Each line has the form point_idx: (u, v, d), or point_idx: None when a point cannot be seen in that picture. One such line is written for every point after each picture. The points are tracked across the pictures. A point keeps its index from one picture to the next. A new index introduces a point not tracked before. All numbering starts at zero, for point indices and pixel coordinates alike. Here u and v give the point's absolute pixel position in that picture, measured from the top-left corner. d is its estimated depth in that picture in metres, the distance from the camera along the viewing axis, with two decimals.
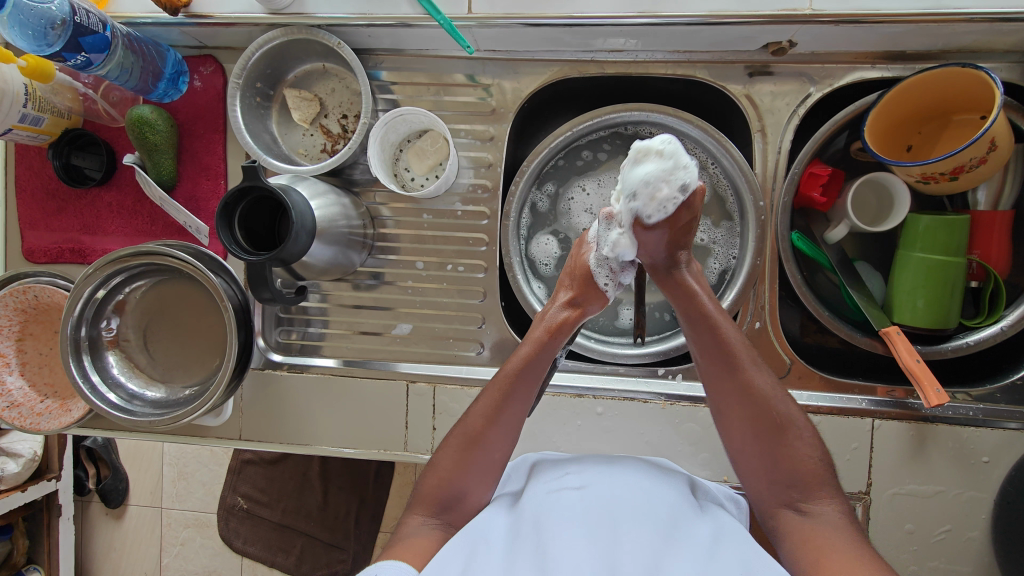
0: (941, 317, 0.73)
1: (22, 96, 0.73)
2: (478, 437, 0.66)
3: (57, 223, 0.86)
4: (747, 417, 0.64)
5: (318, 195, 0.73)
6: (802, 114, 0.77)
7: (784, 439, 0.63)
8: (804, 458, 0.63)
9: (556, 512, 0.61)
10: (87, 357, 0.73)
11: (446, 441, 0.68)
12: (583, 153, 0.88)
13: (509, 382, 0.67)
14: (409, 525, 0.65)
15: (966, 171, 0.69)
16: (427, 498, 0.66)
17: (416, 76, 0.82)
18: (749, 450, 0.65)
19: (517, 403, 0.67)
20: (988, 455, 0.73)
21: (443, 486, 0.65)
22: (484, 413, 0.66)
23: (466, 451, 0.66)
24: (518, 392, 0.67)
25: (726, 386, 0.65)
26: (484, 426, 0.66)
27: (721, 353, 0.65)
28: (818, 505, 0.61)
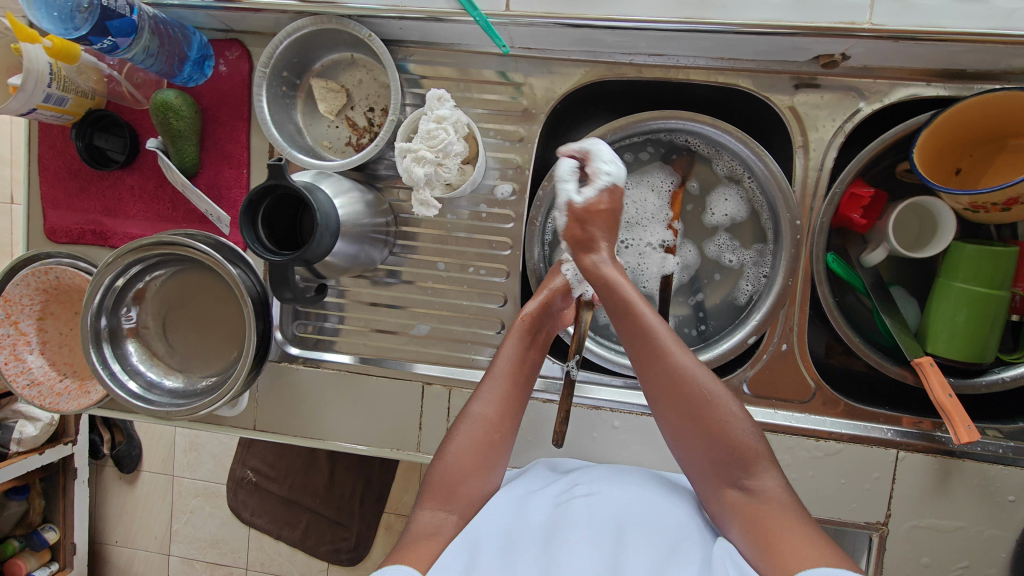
0: (978, 351, 0.70)
1: (48, 76, 0.71)
2: (494, 423, 0.66)
3: (79, 203, 0.86)
4: (679, 407, 0.59)
5: (341, 193, 0.71)
6: (848, 130, 0.74)
7: (709, 420, 0.58)
8: (735, 437, 0.58)
9: (563, 524, 0.61)
10: (107, 346, 0.73)
11: (452, 434, 0.66)
12: (623, 156, 0.84)
13: (511, 371, 0.69)
14: (419, 520, 0.63)
15: (1020, 203, 0.66)
16: (434, 487, 0.64)
17: (446, 70, 0.79)
18: (672, 424, 0.60)
19: (524, 388, 0.70)
20: (1015, 494, 0.71)
21: (454, 473, 0.64)
22: (492, 400, 0.67)
23: (485, 444, 0.66)
24: (521, 379, 0.69)
25: (647, 372, 0.59)
26: (494, 413, 0.67)
27: (639, 338, 0.59)
28: (756, 481, 0.58)
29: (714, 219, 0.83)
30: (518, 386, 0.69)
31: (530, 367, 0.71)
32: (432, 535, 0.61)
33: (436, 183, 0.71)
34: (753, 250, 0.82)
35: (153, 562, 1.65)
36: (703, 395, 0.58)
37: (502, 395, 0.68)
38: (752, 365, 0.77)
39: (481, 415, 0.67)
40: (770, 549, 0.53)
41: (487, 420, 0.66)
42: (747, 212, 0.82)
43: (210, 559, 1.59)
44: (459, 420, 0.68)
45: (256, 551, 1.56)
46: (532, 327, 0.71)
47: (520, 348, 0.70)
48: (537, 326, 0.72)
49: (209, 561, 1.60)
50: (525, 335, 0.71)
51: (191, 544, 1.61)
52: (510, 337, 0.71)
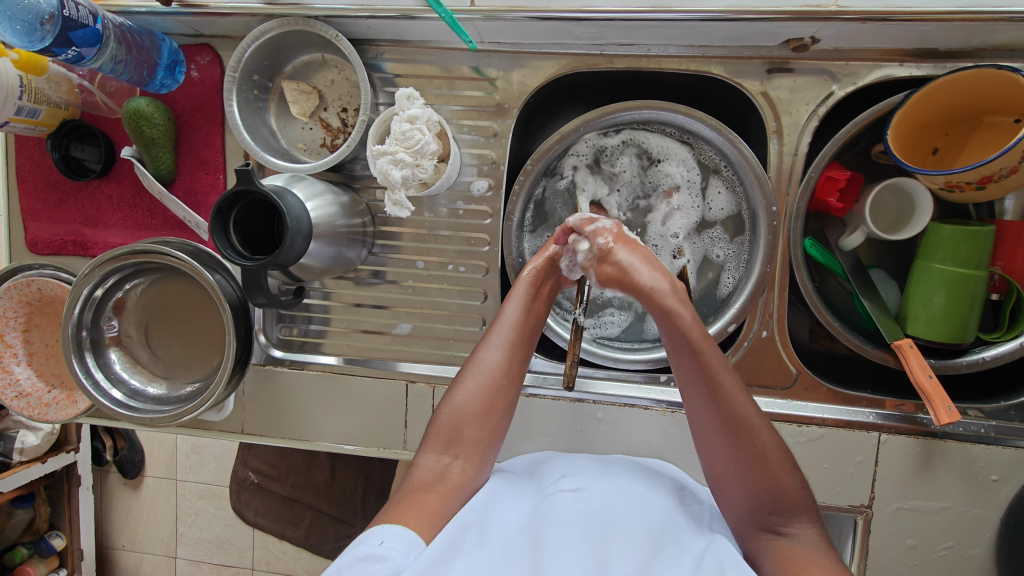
0: (958, 331, 0.70)
1: (18, 88, 0.72)
2: (503, 371, 0.66)
3: (59, 215, 0.86)
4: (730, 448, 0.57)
5: (314, 196, 0.71)
6: (823, 113, 0.73)
7: (764, 465, 0.56)
8: (786, 482, 0.57)
9: (551, 515, 0.60)
10: (89, 356, 0.73)
11: (457, 381, 0.66)
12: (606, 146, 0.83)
13: (517, 328, 0.68)
14: (422, 465, 0.63)
15: (994, 180, 0.65)
16: (438, 432, 0.64)
17: (419, 68, 0.79)
18: (718, 462, 0.59)
19: (531, 340, 0.69)
20: (998, 474, 0.71)
21: (458, 417, 0.64)
22: (500, 352, 0.67)
23: (493, 392, 0.66)
24: (526, 334, 0.69)
25: (706, 414, 0.58)
26: (501, 361, 0.67)
27: (704, 377, 0.56)
28: (796, 531, 0.56)
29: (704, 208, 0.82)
30: (526, 336, 0.69)
31: (535, 321, 0.70)
32: (433, 483, 0.61)
33: (412, 183, 0.71)
34: (735, 240, 0.81)
35: (160, 565, 1.67)
36: (759, 440, 0.56)
37: (510, 342, 0.67)
38: (733, 353, 0.77)
39: (491, 363, 0.67)
40: None
41: (497, 367, 0.67)
42: (732, 201, 0.80)
43: (216, 560, 1.61)
44: (468, 367, 0.68)
45: (260, 551, 1.58)
46: (539, 281, 0.70)
47: (526, 300, 0.69)
48: (544, 278, 0.71)
49: (215, 562, 1.61)
50: (530, 288, 0.70)
51: (197, 546, 1.63)
52: (513, 291, 0.70)
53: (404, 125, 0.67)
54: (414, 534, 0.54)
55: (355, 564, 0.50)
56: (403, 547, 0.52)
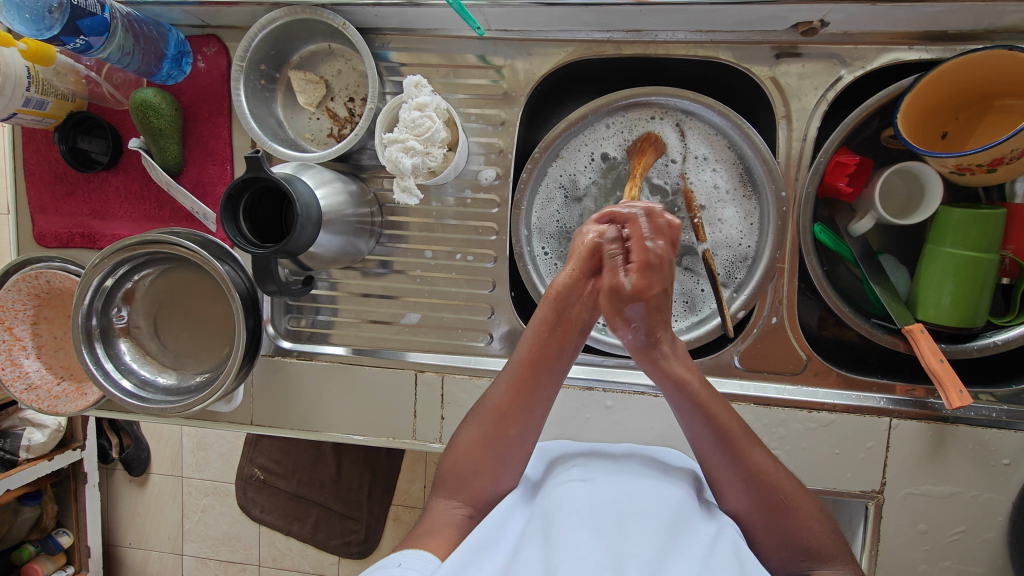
0: (968, 315, 0.70)
1: (26, 80, 0.72)
2: (503, 410, 0.63)
3: (67, 207, 0.86)
4: (755, 498, 0.60)
5: (323, 184, 0.71)
6: (832, 98, 0.73)
7: (793, 511, 0.60)
8: (814, 531, 0.60)
9: (564, 510, 0.58)
10: (99, 345, 0.74)
11: (469, 419, 0.67)
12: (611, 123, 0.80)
13: (528, 367, 0.63)
14: (435, 510, 0.64)
15: (1005, 163, 0.65)
16: (449, 477, 0.65)
17: (425, 56, 0.79)
18: (757, 528, 0.61)
19: (538, 381, 0.63)
20: (1010, 458, 0.71)
21: (462, 466, 0.65)
22: (502, 394, 0.64)
23: (489, 435, 0.63)
24: (536, 378, 0.63)
25: (723, 468, 0.61)
26: (505, 399, 0.64)
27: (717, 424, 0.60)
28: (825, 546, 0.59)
29: (716, 228, 0.79)
30: (536, 373, 0.63)
31: (550, 352, 0.63)
32: (447, 524, 0.61)
33: (421, 171, 0.70)
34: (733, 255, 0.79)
35: (167, 562, 1.67)
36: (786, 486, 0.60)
37: (514, 382, 0.64)
38: (743, 340, 0.77)
39: (491, 404, 0.65)
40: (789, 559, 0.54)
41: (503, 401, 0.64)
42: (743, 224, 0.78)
43: (222, 556, 1.61)
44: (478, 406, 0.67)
45: (266, 547, 1.58)
46: (557, 308, 0.62)
47: (540, 331, 0.63)
48: (565, 305, 0.62)
49: (222, 559, 1.61)
50: (547, 319, 0.63)
51: (204, 542, 1.63)
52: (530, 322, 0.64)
53: (415, 111, 0.67)
54: (428, 554, 0.57)
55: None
56: (419, 566, 0.54)
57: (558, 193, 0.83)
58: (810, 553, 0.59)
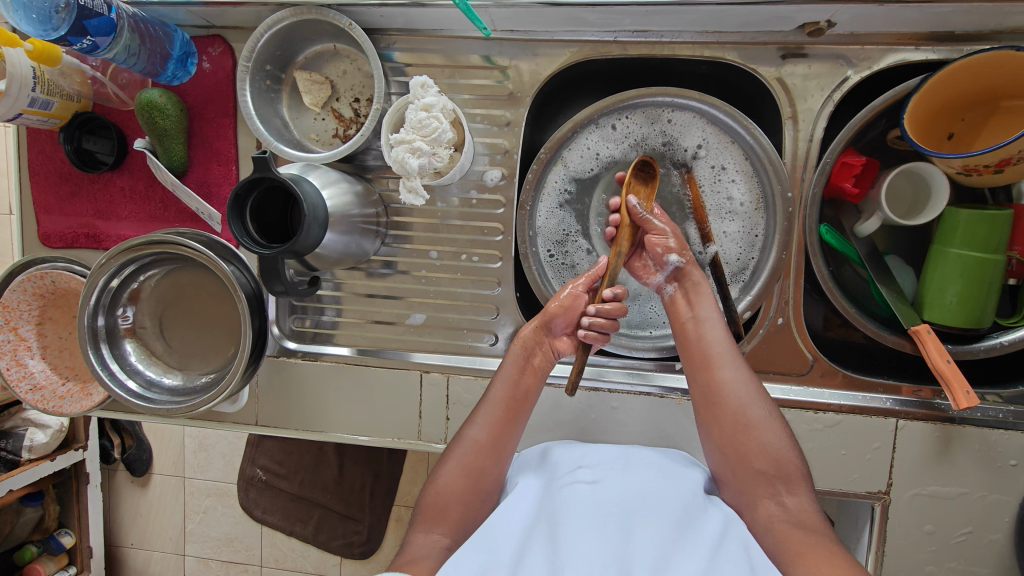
0: (975, 316, 0.70)
1: (31, 80, 0.71)
2: (483, 445, 0.67)
3: (72, 208, 0.86)
4: (727, 419, 0.65)
5: (329, 184, 0.71)
6: (838, 99, 0.73)
7: (756, 433, 0.64)
8: (777, 452, 0.63)
9: (573, 513, 0.58)
10: (105, 346, 0.73)
11: (446, 456, 0.68)
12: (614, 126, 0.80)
13: (506, 404, 0.69)
14: (414, 543, 0.63)
15: (1012, 163, 0.65)
16: (426, 510, 0.65)
17: (430, 57, 0.79)
18: (731, 459, 0.65)
19: (518, 417, 0.69)
20: (1016, 458, 0.71)
21: (444, 496, 0.65)
22: (483, 430, 0.68)
23: (475, 468, 0.66)
24: (513, 416, 0.69)
25: (702, 386, 0.67)
26: (486, 436, 0.68)
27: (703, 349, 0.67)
28: (793, 498, 0.62)
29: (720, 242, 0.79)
30: (512, 410, 0.69)
31: (524, 394, 0.69)
32: (426, 555, 0.61)
33: (426, 171, 0.70)
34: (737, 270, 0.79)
35: (169, 562, 1.67)
36: (755, 412, 0.65)
37: (496, 417, 0.68)
38: (748, 340, 0.77)
39: (473, 439, 0.68)
40: (798, 557, 0.56)
41: (481, 444, 0.67)
42: (750, 234, 0.78)
43: (224, 557, 1.61)
44: (453, 445, 0.69)
45: (268, 548, 1.58)
46: (527, 354, 0.71)
47: (512, 375, 0.70)
48: (531, 353, 0.71)
49: (224, 559, 1.61)
50: (521, 361, 0.71)
51: (206, 543, 1.63)
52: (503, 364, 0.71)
53: (420, 111, 0.67)
54: None
55: None
56: None
57: (562, 191, 0.82)
58: (773, 471, 0.63)
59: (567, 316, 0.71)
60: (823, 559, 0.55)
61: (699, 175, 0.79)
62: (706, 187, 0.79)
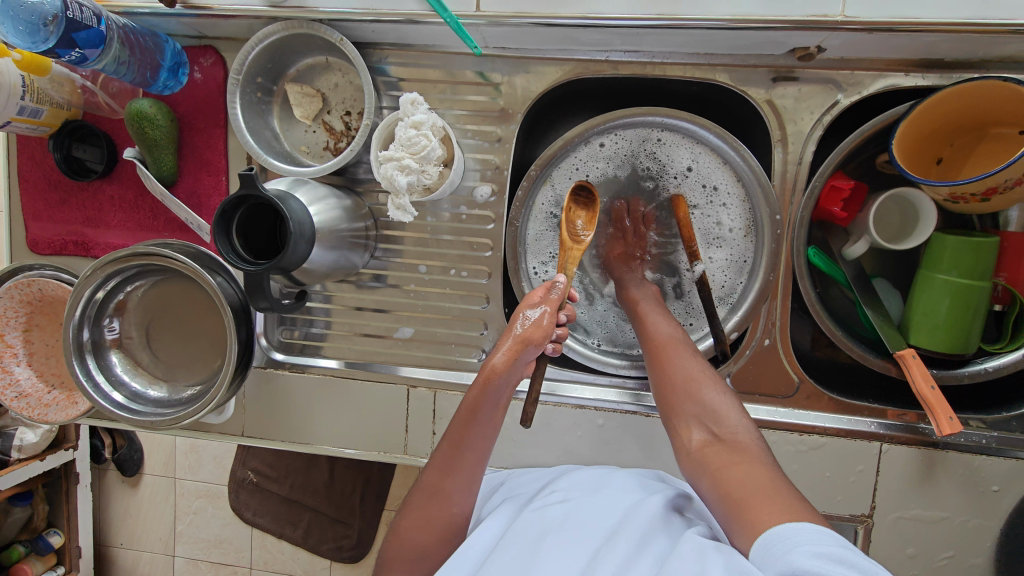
0: (960, 342, 0.70)
1: (20, 88, 0.71)
2: (437, 489, 0.61)
3: (60, 215, 0.86)
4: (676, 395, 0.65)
5: (317, 200, 0.70)
6: (827, 123, 0.73)
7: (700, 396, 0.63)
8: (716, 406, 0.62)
9: (538, 530, 0.59)
10: (90, 357, 0.73)
11: (408, 503, 0.63)
12: (606, 145, 0.80)
13: (459, 442, 0.60)
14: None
15: (999, 193, 0.65)
16: (394, 559, 0.62)
17: (423, 71, 0.79)
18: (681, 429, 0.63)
19: (476, 456, 0.61)
20: (998, 484, 0.71)
21: (408, 542, 0.61)
22: (439, 468, 0.61)
23: (433, 512, 0.61)
24: (471, 449, 0.61)
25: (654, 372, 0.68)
26: (442, 480, 0.61)
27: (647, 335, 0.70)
28: (723, 428, 0.61)
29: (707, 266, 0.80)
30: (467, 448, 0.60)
31: (485, 428, 0.60)
32: None
33: (416, 188, 0.70)
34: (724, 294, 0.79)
35: (158, 563, 1.67)
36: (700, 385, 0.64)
37: (450, 458, 0.61)
38: (735, 361, 0.77)
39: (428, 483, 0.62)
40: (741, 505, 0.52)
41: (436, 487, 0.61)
42: (739, 258, 0.79)
43: (213, 559, 1.61)
44: (414, 490, 0.63)
45: (257, 551, 1.57)
46: (488, 391, 0.58)
47: (469, 414, 0.59)
48: (498, 390, 0.58)
49: (212, 561, 1.61)
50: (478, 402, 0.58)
51: (195, 545, 1.62)
52: (460, 403, 0.60)
53: (409, 129, 0.67)
54: None
55: None
56: None
57: (553, 212, 0.82)
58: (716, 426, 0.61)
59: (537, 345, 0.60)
60: (768, 503, 0.51)
61: (689, 198, 0.79)
62: (696, 210, 0.79)
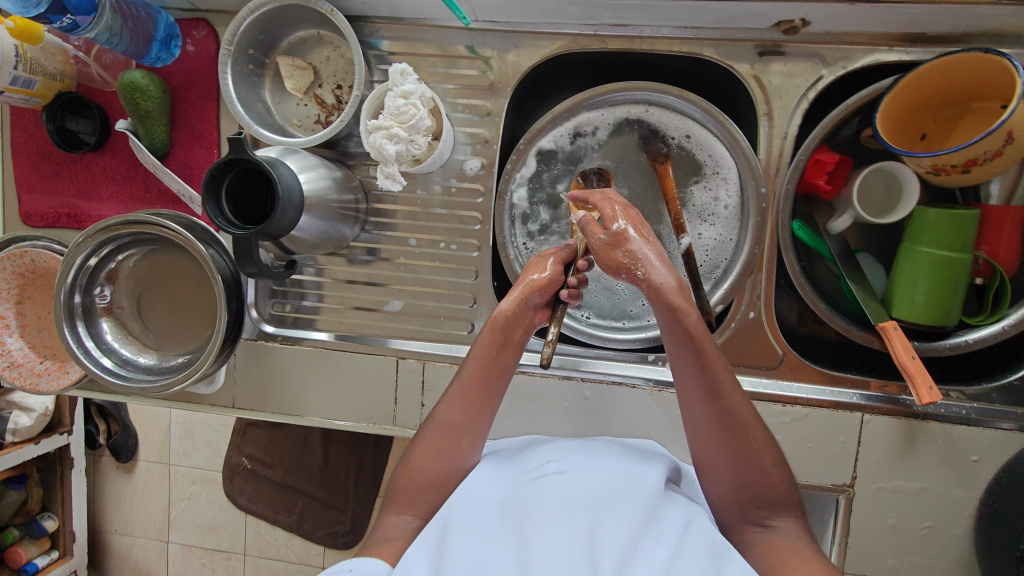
0: (941, 314, 0.71)
1: (14, 57, 0.72)
2: (453, 425, 0.66)
3: (53, 187, 0.86)
4: (713, 417, 0.61)
5: (307, 169, 0.71)
6: (813, 97, 0.74)
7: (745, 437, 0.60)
8: (764, 463, 0.60)
9: (537, 502, 0.60)
10: (81, 324, 0.74)
11: (423, 430, 0.68)
12: (596, 119, 0.81)
13: (480, 378, 0.67)
14: (385, 523, 0.65)
15: (979, 164, 0.66)
16: (399, 493, 0.66)
17: (415, 45, 0.79)
18: (712, 458, 0.62)
19: (491, 398, 0.67)
20: (978, 455, 0.72)
21: (414, 480, 0.66)
22: (455, 404, 0.67)
23: (444, 448, 0.66)
24: (488, 387, 0.67)
25: (687, 384, 0.62)
26: (456, 414, 0.67)
27: (696, 347, 0.60)
28: (780, 521, 0.60)
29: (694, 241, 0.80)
30: (485, 387, 0.67)
31: (500, 369, 0.68)
32: (396, 536, 0.63)
33: (405, 159, 0.71)
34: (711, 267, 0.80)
35: (152, 549, 1.67)
36: (743, 415, 0.60)
37: (464, 399, 0.67)
38: (720, 333, 0.78)
39: (443, 417, 0.67)
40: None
41: (447, 425, 0.67)
42: (726, 231, 0.79)
43: (208, 545, 1.62)
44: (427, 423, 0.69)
45: (252, 536, 1.58)
46: (502, 329, 0.67)
47: (487, 350, 0.67)
48: (510, 327, 0.67)
49: (207, 547, 1.62)
50: (494, 341, 0.67)
51: (189, 530, 1.63)
52: (476, 342, 0.68)
53: (398, 98, 0.67)
54: (383, 561, 0.60)
55: None
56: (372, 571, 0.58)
57: (540, 186, 0.83)
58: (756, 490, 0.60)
59: (545, 292, 0.68)
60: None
61: (676, 171, 0.80)
62: (684, 185, 0.80)
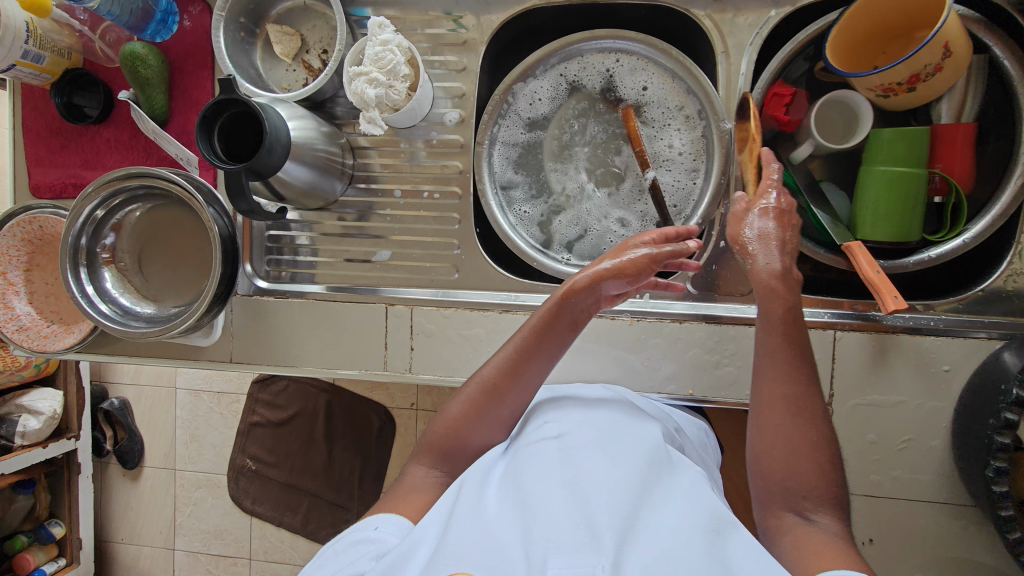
0: (903, 229, 0.74)
1: (25, 33, 0.78)
2: (494, 386, 0.65)
3: (61, 159, 0.92)
4: (787, 408, 0.58)
5: (296, 117, 0.76)
6: (765, 35, 0.79)
7: (802, 438, 0.57)
8: (810, 459, 0.56)
9: (532, 470, 0.54)
10: (84, 271, 0.78)
11: (462, 388, 0.67)
12: (568, 71, 0.86)
13: (534, 345, 0.65)
14: (413, 476, 0.65)
15: (922, 80, 0.70)
16: (429, 448, 0.66)
17: (393, 10, 0.85)
18: (767, 451, 0.58)
19: (537, 367, 0.65)
20: (949, 364, 0.74)
21: (445, 436, 0.66)
22: (499, 365, 0.65)
23: (479, 407, 0.65)
24: (540, 355, 0.65)
25: (768, 371, 0.60)
26: (501, 376, 0.65)
27: (785, 335, 0.60)
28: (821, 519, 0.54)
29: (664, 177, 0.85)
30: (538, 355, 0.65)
31: (558, 341, 0.66)
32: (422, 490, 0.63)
33: (385, 104, 0.76)
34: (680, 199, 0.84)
35: (158, 558, 1.63)
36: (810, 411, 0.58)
37: (511, 366, 0.65)
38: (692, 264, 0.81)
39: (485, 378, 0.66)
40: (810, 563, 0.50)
41: (486, 386, 0.65)
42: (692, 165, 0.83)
43: (213, 551, 1.57)
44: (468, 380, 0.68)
45: (258, 540, 1.52)
46: (571, 307, 0.65)
47: (551, 320, 0.65)
48: (581, 304, 0.65)
49: (213, 553, 1.57)
50: (557, 315, 0.65)
51: (195, 536, 1.58)
52: (541, 308, 0.66)
53: (378, 47, 0.73)
54: (406, 521, 0.59)
55: (352, 546, 0.55)
56: (396, 531, 0.57)
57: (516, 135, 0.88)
58: (798, 483, 0.56)
59: (630, 278, 0.66)
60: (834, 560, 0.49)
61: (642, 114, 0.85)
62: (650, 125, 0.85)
